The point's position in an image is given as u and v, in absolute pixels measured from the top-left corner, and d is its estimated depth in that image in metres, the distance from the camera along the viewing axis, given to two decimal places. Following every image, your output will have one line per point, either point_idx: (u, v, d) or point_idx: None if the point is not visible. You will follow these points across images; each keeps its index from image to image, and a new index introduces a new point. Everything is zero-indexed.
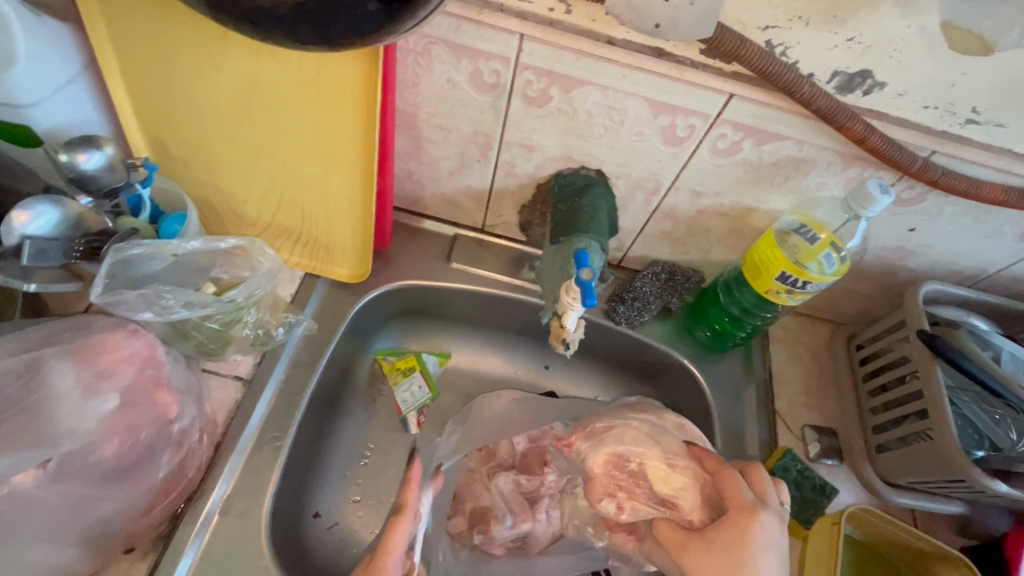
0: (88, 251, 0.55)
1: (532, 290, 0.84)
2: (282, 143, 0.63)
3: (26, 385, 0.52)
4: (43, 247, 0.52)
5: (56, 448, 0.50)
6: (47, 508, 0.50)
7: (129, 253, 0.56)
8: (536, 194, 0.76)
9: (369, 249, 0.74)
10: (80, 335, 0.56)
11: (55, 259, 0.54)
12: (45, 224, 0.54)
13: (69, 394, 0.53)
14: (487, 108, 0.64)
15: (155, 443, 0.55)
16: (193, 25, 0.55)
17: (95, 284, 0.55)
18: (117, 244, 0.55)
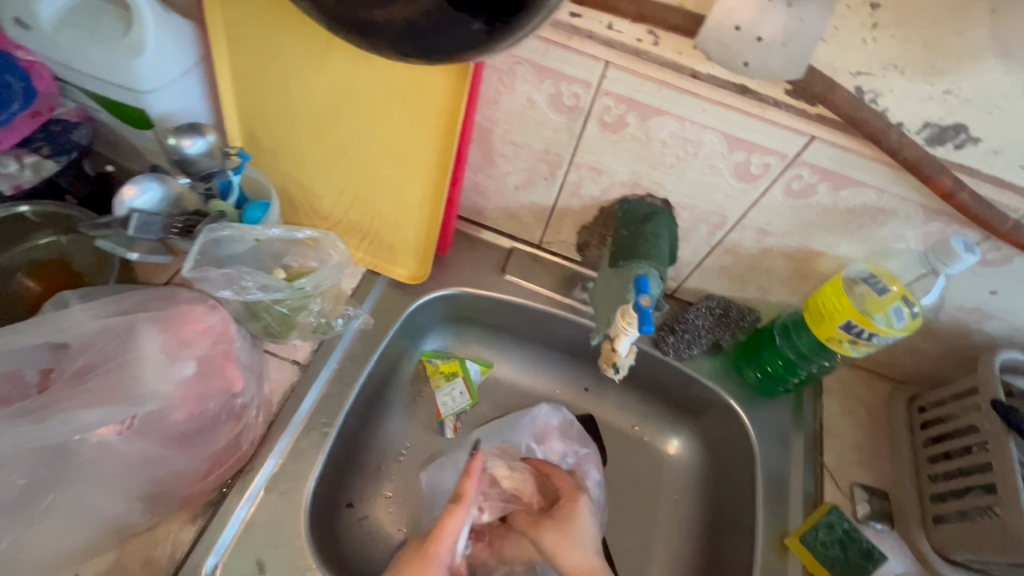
0: (184, 229, 0.59)
1: (582, 310, 0.84)
2: (365, 145, 0.67)
3: (118, 345, 0.57)
4: (147, 221, 0.57)
5: (139, 407, 0.55)
6: (119, 460, 0.54)
7: (220, 233, 0.60)
8: (598, 217, 0.77)
9: (431, 252, 0.77)
10: (167, 304, 0.61)
11: (156, 233, 0.58)
12: (150, 200, 0.59)
13: (152, 358, 0.57)
14: (562, 128, 0.65)
15: (219, 414, 0.58)
16: (302, 31, 0.59)
17: (188, 259, 0.59)
18: (210, 224, 0.59)
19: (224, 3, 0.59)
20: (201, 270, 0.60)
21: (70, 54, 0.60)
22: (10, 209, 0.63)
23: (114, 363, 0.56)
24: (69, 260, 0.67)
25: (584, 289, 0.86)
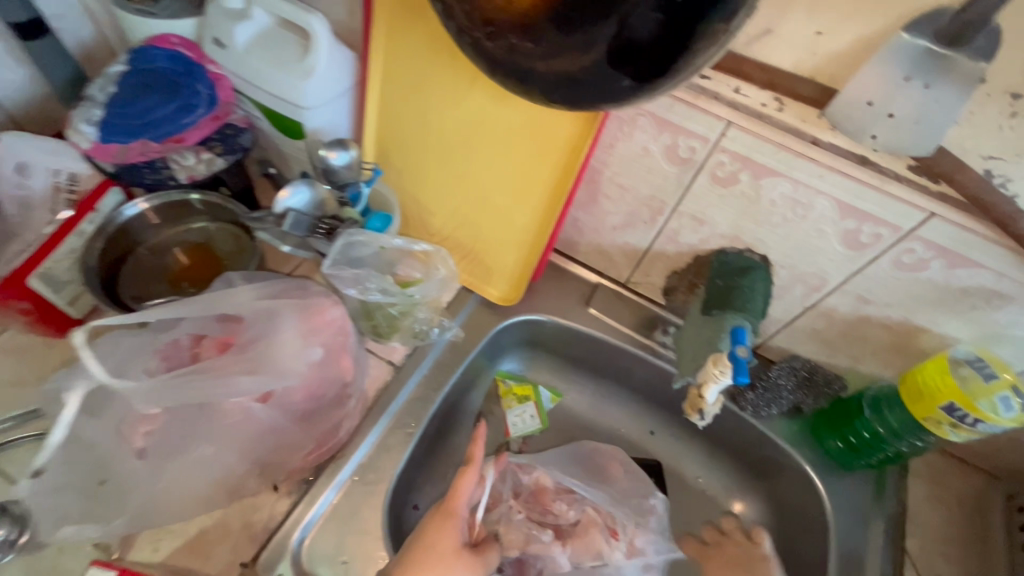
0: (326, 231, 0.68)
1: (661, 352, 0.86)
2: (485, 174, 0.73)
3: (264, 326, 0.61)
4: (298, 218, 0.68)
5: (279, 381, 0.59)
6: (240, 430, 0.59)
7: (356, 236, 0.68)
8: (692, 265, 0.79)
9: (527, 278, 0.81)
10: (301, 293, 0.65)
11: (303, 233, 0.67)
12: (300, 200, 0.69)
13: (291, 340, 0.61)
14: (672, 178, 0.69)
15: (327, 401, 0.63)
16: (452, 70, 0.66)
17: (327, 257, 0.67)
18: (349, 229, 0.67)
19: (388, 40, 0.67)
20: (336, 267, 0.67)
21: (253, 72, 0.70)
22: (183, 195, 0.74)
23: (257, 341, 0.60)
24: (213, 244, 0.76)
25: (665, 333, 0.87)
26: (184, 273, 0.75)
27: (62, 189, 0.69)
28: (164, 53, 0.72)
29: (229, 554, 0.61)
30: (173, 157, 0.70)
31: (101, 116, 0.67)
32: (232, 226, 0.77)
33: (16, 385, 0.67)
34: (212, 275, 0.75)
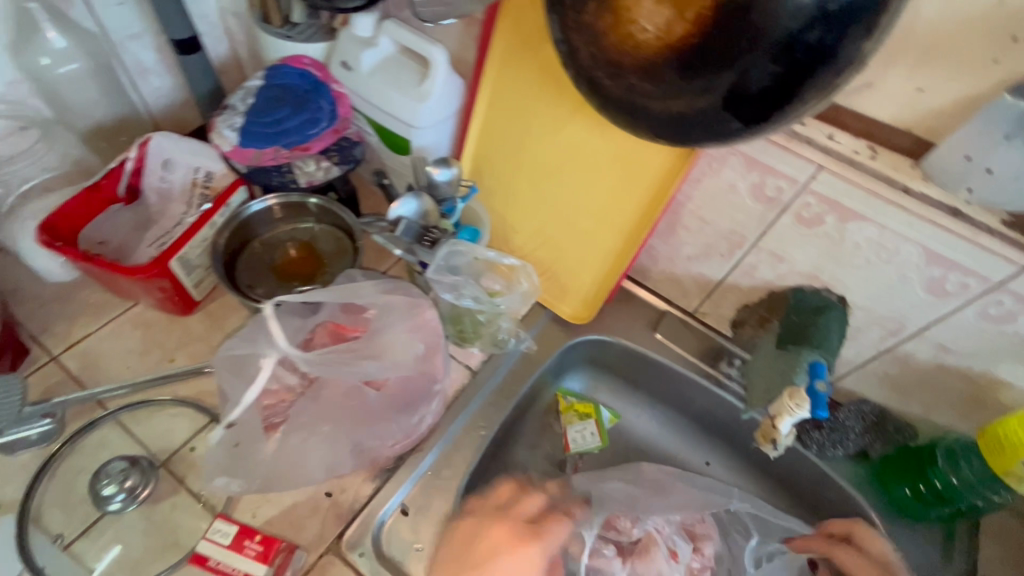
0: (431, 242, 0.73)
1: (726, 383, 0.88)
2: (573, 198, 0.78)
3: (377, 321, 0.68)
4: (410, 227, 0.73)
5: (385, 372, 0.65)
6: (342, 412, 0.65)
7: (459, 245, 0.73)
8: (764, 301, 0.81)
9: (601, 299, 0.85)
10: (402, 292, 0.70)
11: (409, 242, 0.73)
12: (409, 210, 0.73)
13: (398, 335, 0.67)
14: (755, 214, 0.72)
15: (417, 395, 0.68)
16: (556, 101, 0.71)
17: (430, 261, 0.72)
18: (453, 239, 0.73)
19: (499, 71, 0.74)
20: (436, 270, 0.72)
21: (374, 92, 0.78)
22: (303, 198, 0.80)
23: (383, 332, 0.67)
24: (316, 243, 0.84)
25: (730, 364, 0.89)
26: (289, 267, 0.82)
27: (199, 184, 0.79)
28: (297, 72, 0.80)
29: (318, 530, 0.65)
30: (297, 164, 0.78)
31: (241, 124, 0.76)
32: (334, 228, 0.84)
33: (141, 355, 0.74)
34: (313, 270, 0.82)
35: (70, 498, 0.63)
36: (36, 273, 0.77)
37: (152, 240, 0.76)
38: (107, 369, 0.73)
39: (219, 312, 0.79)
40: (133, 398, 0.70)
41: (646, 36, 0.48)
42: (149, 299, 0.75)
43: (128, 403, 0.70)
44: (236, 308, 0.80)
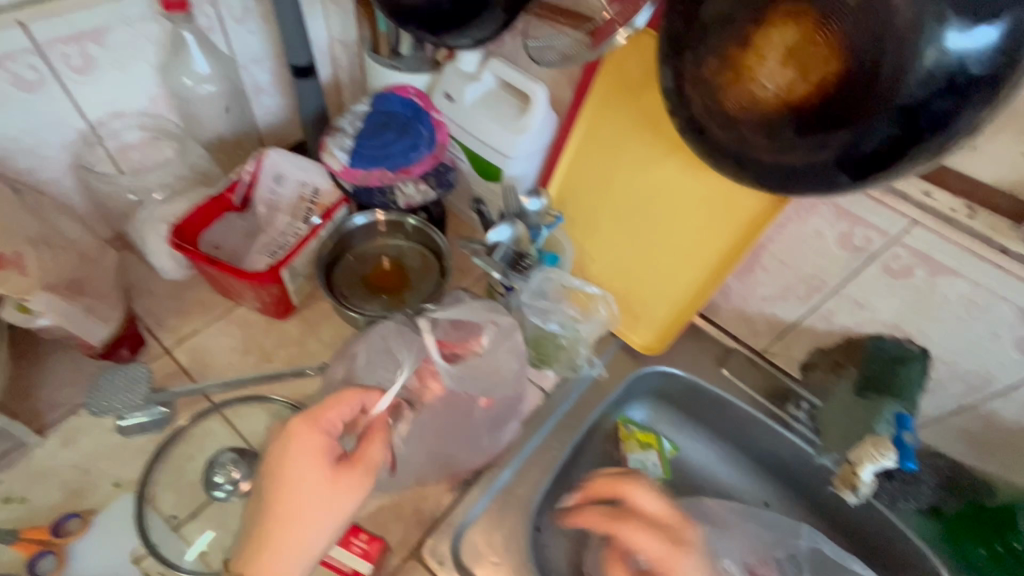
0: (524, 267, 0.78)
1: (793, 425, 0.88)
2: (657, 233, 0.80)
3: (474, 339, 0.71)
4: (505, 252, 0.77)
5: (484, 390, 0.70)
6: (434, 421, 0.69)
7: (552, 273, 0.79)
8: (840, 347, 0.82)
9: (673, 332, 0.87)
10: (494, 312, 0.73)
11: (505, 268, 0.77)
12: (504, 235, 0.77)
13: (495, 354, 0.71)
14: (840, 262, 0.74)
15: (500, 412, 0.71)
16: (651, 140, 0.75)
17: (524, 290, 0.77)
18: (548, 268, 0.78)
19: (597, 109, 0.78)
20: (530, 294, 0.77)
21: (473, 123, 0.83)
22: (402, 217, 0.85)
23: (490, 353, 0.70)
24: (403, 260, 0.88)
25: (799, 407, 0.89)
26: (378, 280, 0.86)
27: (306, 200, 0.84)
28: (400, 100, 0.85)
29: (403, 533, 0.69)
30: (399, 185, 0.84)
31: (352, 146, 0.82)
32: (421, 247, 0.88)
33: (243, 353, 0.80)
34: (399, 284, 0.86)
35: (181, 481, 0.68)
36: (153, 270, 0.84)
37: (261, 248, 0.82)
38: (213, 364, 0.78)
39: (313, 318, 0.84)
40: (236, 394, 0.75)
41: (766, 94, 0.51)
42: (255, 303, 0.80)
43: (231, 398, 0.75)
44: (329, 315, 0.85)
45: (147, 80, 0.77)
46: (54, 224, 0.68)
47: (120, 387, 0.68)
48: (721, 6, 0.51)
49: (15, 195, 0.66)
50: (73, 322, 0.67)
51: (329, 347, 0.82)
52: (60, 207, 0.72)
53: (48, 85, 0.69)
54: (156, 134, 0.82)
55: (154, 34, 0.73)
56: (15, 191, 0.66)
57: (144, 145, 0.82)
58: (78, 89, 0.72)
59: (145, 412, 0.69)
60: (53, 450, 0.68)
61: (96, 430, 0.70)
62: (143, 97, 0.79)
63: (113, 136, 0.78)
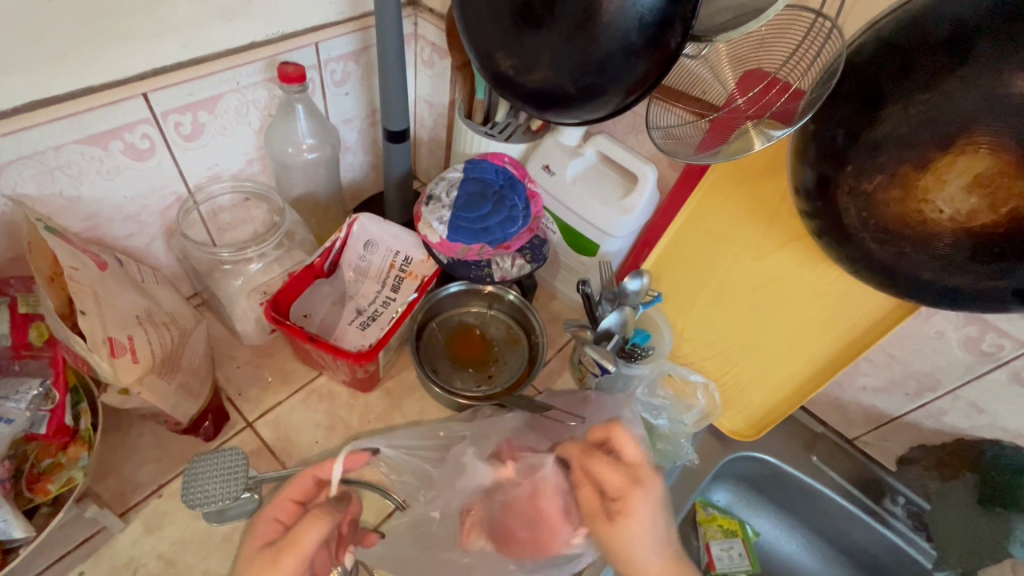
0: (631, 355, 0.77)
1: (891, 522, 0.83)
2: (762, 321, 0.78)
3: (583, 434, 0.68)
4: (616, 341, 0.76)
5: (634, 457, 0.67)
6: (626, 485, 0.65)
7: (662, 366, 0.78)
8: (948, 447, 0.77)
9: (769, 421, 0.83)
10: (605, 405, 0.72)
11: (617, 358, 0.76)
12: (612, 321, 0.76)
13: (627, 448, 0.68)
14: (962, 365, 0.71)
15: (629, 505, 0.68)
16: (768, 229, 0.72)
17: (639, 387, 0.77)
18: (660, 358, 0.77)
19: (708, 191, 0.75)
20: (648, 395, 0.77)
21: (574, 199, 0.81)
22: (502, 289, 0.83)
23: None
24: (489, 333, 0.85)
25: (895, 502, 0.84)
26: (464, 353, 0.83)
27: (396, 267, 0.82)
28: (494, 168, 0.82)
29: None
30: (496, 259, 0.80)
31: (450, 217, 0.79)
32: (507, 316, 0.86)
33: (327, 430, 0.76)
34: (486, 358, 0.83)
35: None
36: (235, 335, 0.81)
37: (352, 319, 0.80)
38: (297, 442, 0.74)
39: (397, 391, 0.81)
40: None
41: (940, 218, 0.50)
42: (342, 376, 0.77)
43: None
44: (413, 388, 0.81)
45: (247, 143, 0.75)
46: (155, 295, 0.66)
47: (216, 475, 0.64)
48: (899, 126, 0.49)
49: (120, 267, 0.64)
50: (168, 401, 0.63)
51: (414, 425, 0.78)
52: (158, 276, 0.69)
53: (158, 153, 0.67)
54: (249, 196, 0.79)
55: (262, 101, 0.72)
56: (120, 262, 0.64)
57: (235, 206, 0.79)
58: (185, 155, 0.69)
59: (238, 499, 0.64)
60: (136, 538, 0.64)
61: (181, 516, 0.66)
62: (240, 159, 0.76)
63: (208, 200, 0.76)
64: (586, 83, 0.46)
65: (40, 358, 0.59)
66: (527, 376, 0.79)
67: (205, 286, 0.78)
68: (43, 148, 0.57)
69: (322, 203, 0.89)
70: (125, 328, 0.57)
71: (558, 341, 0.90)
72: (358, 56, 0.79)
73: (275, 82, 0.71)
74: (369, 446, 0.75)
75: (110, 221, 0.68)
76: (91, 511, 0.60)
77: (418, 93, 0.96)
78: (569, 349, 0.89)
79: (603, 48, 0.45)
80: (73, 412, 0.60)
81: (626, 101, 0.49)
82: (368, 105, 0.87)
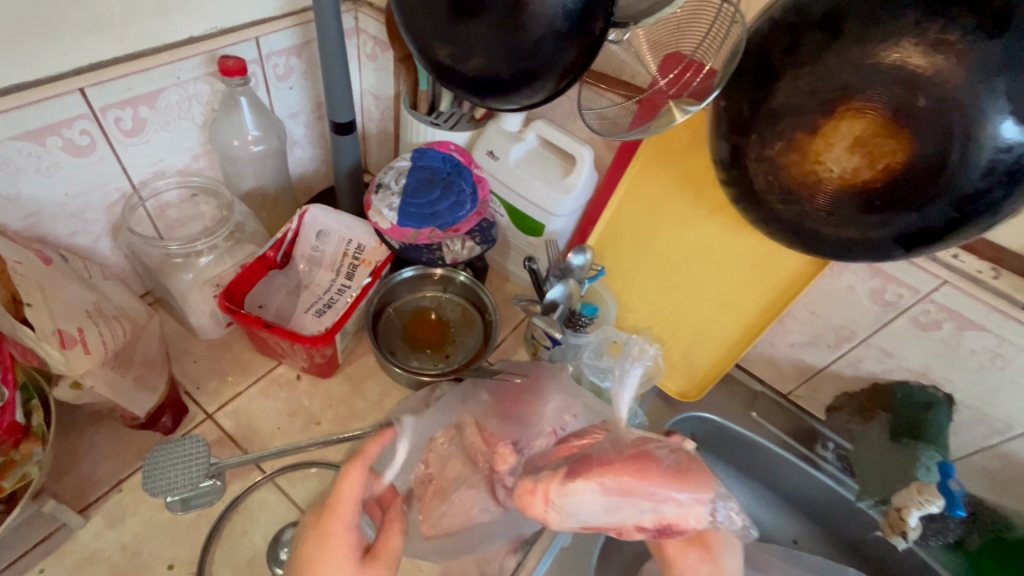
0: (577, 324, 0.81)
1: (822, 466, 0.91)
2: (697, 288, 0.84)
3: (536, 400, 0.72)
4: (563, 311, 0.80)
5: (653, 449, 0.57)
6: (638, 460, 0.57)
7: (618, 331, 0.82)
8: (867, 392, 0.86)
9: (711, 381, 0.90)
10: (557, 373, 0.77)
11: (565, 329, 0.80)
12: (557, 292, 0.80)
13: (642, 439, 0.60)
14: (871, 314, 0.78)
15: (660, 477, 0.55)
16: (694, 201, 0.78)
17: (585, 352, 0.82)
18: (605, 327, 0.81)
19: (639, 171, 0.81)
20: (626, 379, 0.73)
21: (519, 182, 0.85)
22: (454, 272, 0.87)
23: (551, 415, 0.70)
24: (445, 315, 0.88)
25: (826, 448, 0.93)
26: (421, 335, 0.86)
27: (349, 255, 0.84)
28: (440, 155, 0.85)
29: None
30: (447, 242, 0.84)
31: (399, 204, 0.82)
32: (461, 298, 0.89)
33: (289, 416, 0.77)
34: (442, 338, 0.86)
35: (240, 559, 0.66)
36: (190, 330, 0.81)
37: (308, 307, 0.82)
38: (260, 429, 0.76)
39: (357, 375, 0.83)
40: (287, 461, 0.73)
41: (830, 176, 0.56)
42: (301, 363, 0.78)
43: (284, 465, 0.73)
44: (373, 371, 0.84)
45: (191, 137, 0.76)
46: (103, 290, 0.66)
47: (177, 462, 0.64)
48: (791, 96, 0.55)
49: (66, 263, 0.63)
50: (123, 393, 0.64)
51: (376, 406, 0.80)
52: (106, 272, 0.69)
53: (99, 149, 0.67)
54: (197, 191, 0.79)
55: (204, 95, 0.73)
56: (66, 258, 0.64)
57: (183, 202, 0.79)
58: (127, 151, 0.70)
59: (200, 487, 0.65)
60: (97, 532, 0.64)
61: (143, 508, 0.66)
62: (185, 154, 0.77)
63: (154, 196, 0.76)
64: (519, 70, 0.51)
65: None
66: (483, 353, 0.82)
67: (156, 282, 0.78)
68: None
69: (273, 197, 0.90)
70: (74, 321, 0.58)
71: (512, 320, 0.94)
72: (300, 50, 0.81)
73: (217, 76, 0.72)
74: (332, 429, 0.77)
75: (51, 219, 0.68)
76: (49, 507, 0.60)
77: (363, 86, 0.98)
78: (524, 327, 0.93)
79: (532, 38, 0.49)
80: (24, 408, 0.58)
81: (559, 85, 0.54)
82: (313, 98, 0.88)
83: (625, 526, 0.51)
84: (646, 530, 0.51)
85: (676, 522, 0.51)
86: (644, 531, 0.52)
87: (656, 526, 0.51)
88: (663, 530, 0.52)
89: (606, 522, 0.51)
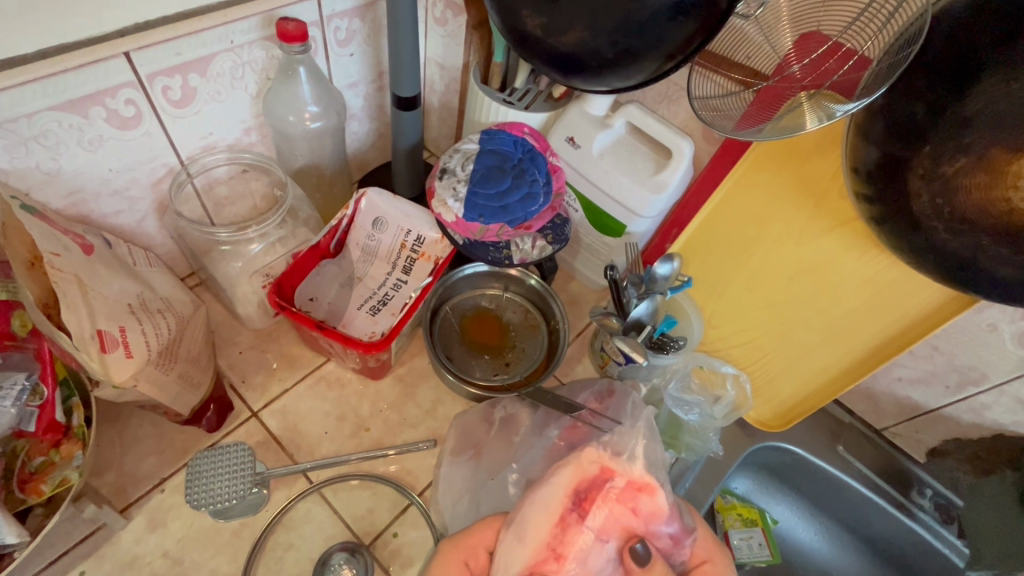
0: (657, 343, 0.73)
1: (917, 515, 0.79)
2: (802, 310, 0.72)
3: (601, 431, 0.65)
4: (645, 329, 0.72)
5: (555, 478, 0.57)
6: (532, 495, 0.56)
7: (698, 357, 0.76)
8: (985, 442, 0.75)
9: (801, 412, 0.80)
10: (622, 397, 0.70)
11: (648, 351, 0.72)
12: (642, 309, 0.72)
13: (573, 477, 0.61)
14: (1014, 359, 0.67)
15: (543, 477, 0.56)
16: (812, 210, 0.66)
17: (670, 382, 0.75)
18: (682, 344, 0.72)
19: (747, 171, 0.69)
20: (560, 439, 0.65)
21: (602, 174, 0.75)
22: (525, 274, 0.78)
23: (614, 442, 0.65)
24: (505, 316, 0.80)
25: (922, 495, 0.80)
26: (479, 338, 0.78)
27: (407, 246, 0.76)
28: (512, 139, 0.75)
29: None
30: (516, 240, 0.75)
31: (466, 194, 0.72)
32: (524, 298, 0.81)
33: (337, 420, 0.72)
34: (501, 342, 0.78)
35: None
36: (236, 318, 0.76)
37: (361, 303, 0.75)
38: (306, 432, 0.70)
39: (409, 378, 0.76)
40: (336, 470, 0.69)
41: None
42: (351, 364, 0.72)
43: (331, 474, 0.68)
44: (426, 375, 0.76)
45: (244, 110, 0.68)
46: (148, 280, 0.61)
47: (223, 473, 0.64)
48: (993, 102, 0.43)
49: (108, 249, 0.58)
50: (167, 393, 0.59)
51: (428, 414, 0.74)
52: (150, 257, 0.64)
53: (145, 122, 0.60)
54: (247, 168, 0.72)
55: (259, 62, 0.65)
56: (108, 243, 0.59)
57: (232, 179, 0.72)
58: (175, 124, 0.63)
59: (246, 496, 0.64)
60: (139, 535, 0.62)
61: (186, 511, 0.63)
62: (237, 127, 0.69)
63: (203, 172, 0.69)
64: (625, 45, 0.39)
65: (24, 350, 0.54)
66: (550, 366, 0.74)
67: (202, 267, 0.72)
68: (13, 117, 0.51)
69: (327, 177, 0.83)
70: (116, 319, 0.53)
71: (577, 326, 0.86)
72: (364, 11, 0.71)
73: (273, 41, 0.64)
74: (381, 437, 0.71)
75: (95, 196, 0.62)
76: (89, 511, 0.56)
77: (428, 54, 0.88)
78: (590, 334, 0.85)
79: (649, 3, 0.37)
80: (64, 406, 0.56)
81: (663, 69, 0.41)
82: (374, 67, 0.79)
83: (558, 515, 0.48)
84: (566, 511, 0.48)
85: (602, 470, 0.51)
86: (614, 527, 0.48)
87: (566, 491, 0.50)
88: (648, 535, 0.48)
89: (544, 524, 0.48)
